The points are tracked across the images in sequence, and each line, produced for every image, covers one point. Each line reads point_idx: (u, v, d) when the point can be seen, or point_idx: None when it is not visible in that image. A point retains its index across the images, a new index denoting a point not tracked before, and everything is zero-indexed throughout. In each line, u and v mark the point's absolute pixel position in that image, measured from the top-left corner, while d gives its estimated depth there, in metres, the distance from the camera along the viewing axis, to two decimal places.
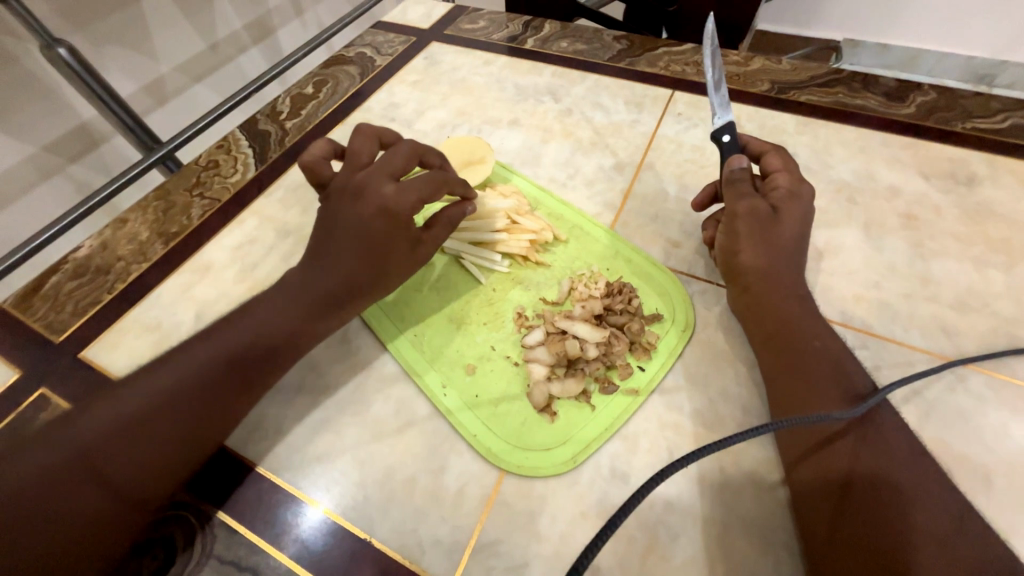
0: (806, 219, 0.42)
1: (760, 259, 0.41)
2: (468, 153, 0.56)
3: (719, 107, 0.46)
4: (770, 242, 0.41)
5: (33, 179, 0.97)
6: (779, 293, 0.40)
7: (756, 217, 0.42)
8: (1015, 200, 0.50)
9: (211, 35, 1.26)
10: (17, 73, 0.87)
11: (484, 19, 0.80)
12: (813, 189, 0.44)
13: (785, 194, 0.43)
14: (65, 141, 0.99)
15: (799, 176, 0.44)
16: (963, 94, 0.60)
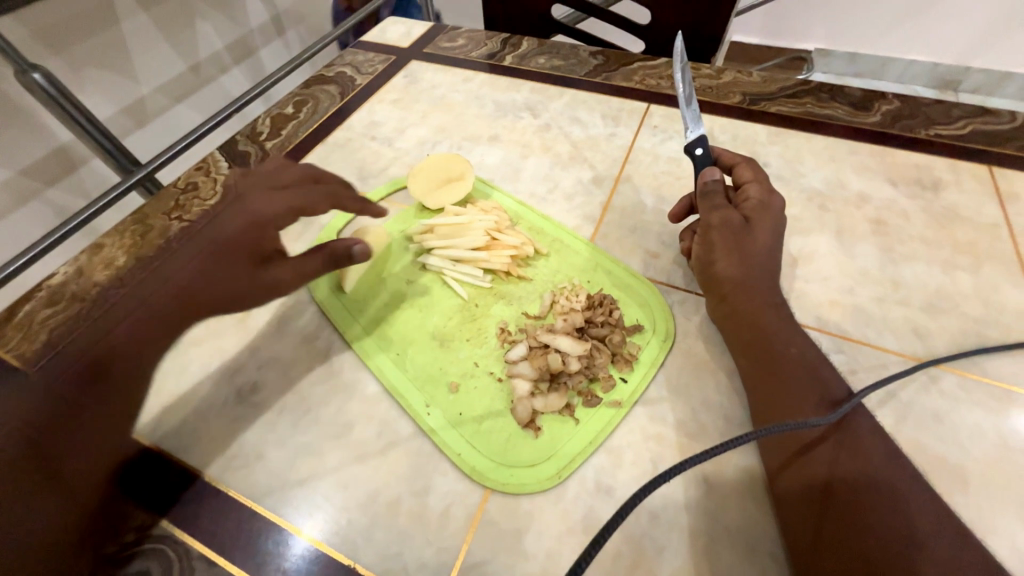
0: (778, 228, 0.44)
1: (734, 268, 0.42)
2: (449, 171, 0.57)
3: (691, 121, 0.48)
4: (743, 252, 0.42)
5: (9, 203, 0.95)
6: (756, 301, 0.41)
7: (728, 227, 0.43)
8: (979, 203, 0.52)
9: (193, 56, 1.26)
10: None
11: (462, 38, 0.81)
12: (783, 199, 0.46)
13: (756, 205, 0.44)
14: (40, 164, 0.98)
15: (770, 187, 0.46)
16: (926, 102, 0.62)
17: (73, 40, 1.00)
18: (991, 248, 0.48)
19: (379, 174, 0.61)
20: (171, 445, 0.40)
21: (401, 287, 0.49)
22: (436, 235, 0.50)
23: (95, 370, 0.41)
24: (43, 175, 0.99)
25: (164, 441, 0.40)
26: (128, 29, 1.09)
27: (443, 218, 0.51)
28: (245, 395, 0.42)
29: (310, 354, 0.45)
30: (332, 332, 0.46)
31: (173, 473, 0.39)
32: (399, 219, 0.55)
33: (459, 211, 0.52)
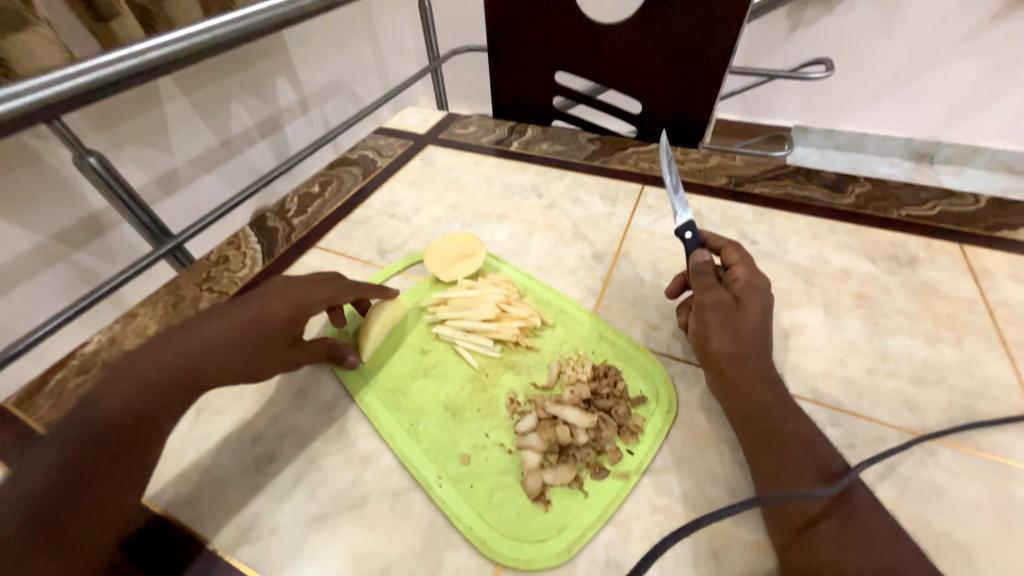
0: (766, 306, 0.47)
1: (730, 345, 0.44)
2: (461, 248, 0.62)
3: (679, 207, 0.54)
4: (737, 329, 0.45)
5: (39, 263, 1.08)
6: (750, 377, 0.43)
7: (721, 306, 0.46)
8: (954, 279, 0.56)
9: (224, 132, 1.45)
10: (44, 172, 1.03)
11: (473, 125, 0.91)
12: (768, 280, 0.49)
13: (745, 286, 0.48)
14: (73, 230, 1.13)
15: (755, 269, 0.50)
16: (895, 186, 0.68)
17: (120, 122, 1.16)
18: (970, 322, 0.51)
19: (397, 248, 0.66)
20: (187, 517, 0.41)
21: (415, 356, 0.52)
22: (450, 307, 0.54)
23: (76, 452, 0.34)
24: (74, 240, 1.13)
25: (179, 512, 0.41)
26: (169, 112, 1.27)
27: (456, 291, 0.56)
28: (261, 465, 0.44)
29: (326, 423, 0.46)
30: (348, 401, 0.48)
31: (181, 539, 0.40)
32: (414, 290, 0.60)
33: (471, 285, 0.57)
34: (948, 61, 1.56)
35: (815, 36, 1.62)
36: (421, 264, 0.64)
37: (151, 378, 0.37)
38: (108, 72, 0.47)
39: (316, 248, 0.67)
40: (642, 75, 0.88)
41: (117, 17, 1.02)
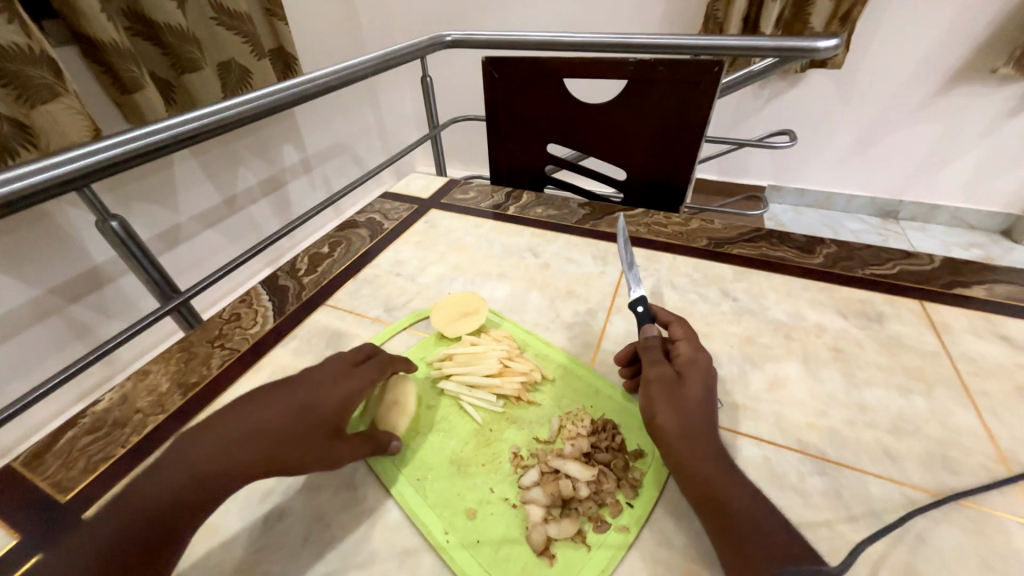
0: (707, 381, 0.48)
1: (676, 420, 0.44)
2: (465, 307, 0.66)
3: (633, 284, 0.61)
4: (683, 403, 0.45)
5: (32, 316, 1.13)
6: (697, 451, 0.42)
7: (665, 381, 0.47)
8: (919, 333, 0.61)
9: (230, 189, 1.53)
10: (50, 229, 1.11)
11: (473, 191, 0.98)
12: (710, 355, 0.51)
13: (689, 359, 0.49)
14: (70, 283, 1.19)
15: (698, 344, 0.52)
16: (859, 247, 0.75)
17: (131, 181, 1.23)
18: (937, 373, 0.55)
19: (403, 306, 0.70)
20: None
21: (422, 412, 0.54)
22: (453, 364, 0.57)
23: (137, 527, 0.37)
24: (70, 293, 1.19)
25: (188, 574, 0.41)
26: (178, 172, 1.35)
27: (460, 348, 0.59)
28: (271, 523, 0.45)
29: (337, 480, 0.48)
30: (358, 458, 0.50)
31: None
32: (416, 348, 0.63)
33: (473, 341, 0.60)
34: (898, 131, 1.74)
35: (777, 110, 1.81)
36: (426, 320, 0.67)
37: (217, 458, 0.40)
38: (147, 141, 0.58)
39: (326, 306, 0.71)
40: (627, 147, 0.98)
41: (141, 88, 1.10)
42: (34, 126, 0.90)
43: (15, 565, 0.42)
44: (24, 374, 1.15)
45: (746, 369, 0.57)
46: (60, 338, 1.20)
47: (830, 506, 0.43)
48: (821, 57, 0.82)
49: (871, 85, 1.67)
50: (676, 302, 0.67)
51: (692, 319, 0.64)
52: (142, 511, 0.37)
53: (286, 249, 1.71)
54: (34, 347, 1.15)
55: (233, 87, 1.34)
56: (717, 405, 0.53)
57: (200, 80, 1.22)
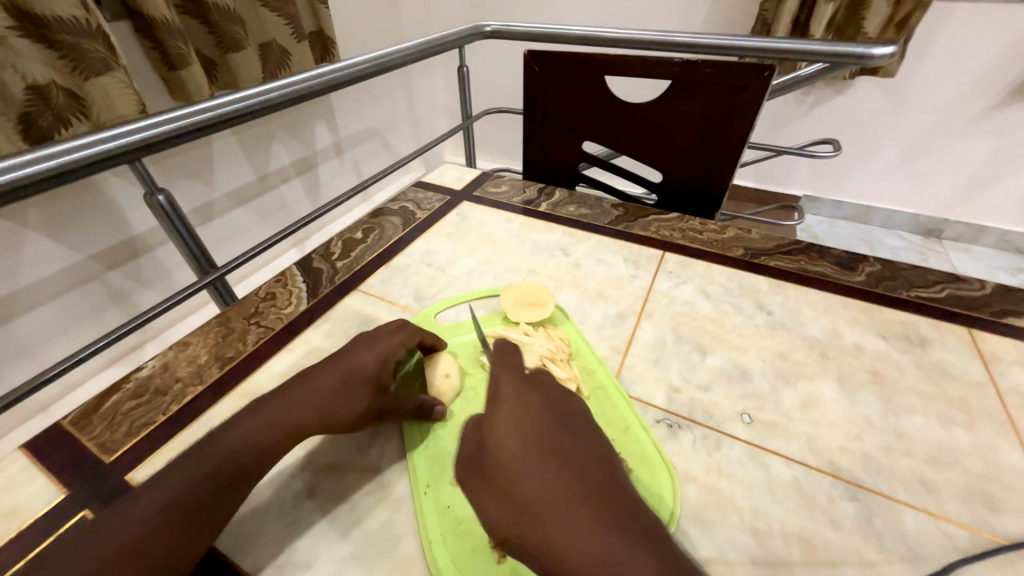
0: (511, 437, 0.43)
1: (523, 453, 0.41)
2: (535, 296, 0.66)
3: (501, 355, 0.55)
4: (530, 434, 0.43)
5: (73, 281, 1.19)
6: (532, 530, 0.37)
7: (510, 412, 0.45)
8: (965, 362, 0.58)
9: (264, 169, 1.57)
10: (96, 196, 1.17)
11: (505, 185, 0.98)
12: (519, 401, 0.46)
13: (531, 388, 0.48)
14: (110, 250, 1.24)
15: (508, 392, 0.47)
16: (904, 267, 0.72)
17: (171, 156, 1.27)
18: (983, 406, 0.53)
19: (433, 296, 0.71)
20: (229, 543, 0.43)
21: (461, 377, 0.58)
22: (502, 346, 0.59)
23: (225, 459, 0.43)
24: (109, 260, 1.25)
25: (233, 529, 0.44)
26: (217, 149, 1.39)
27: (513, 333, 0.61)
28: (300, 499, 0.47)
29: (364, 463, 0.50)
30: (385, 443, 0.51)
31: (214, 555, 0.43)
32: (470, 320, 0.66)
33: (529, 332, 0.61)
34: (947, 147, 1.66)
35: (819, 118, 1.75)
36: (454, 309, 0.68)
37: (285, 406, 0.47)
38: (184, 122, 0.59)
39: (358, 291, 0.72)
40: (663, 149, 0.96)
41: (186, 65, 1.13)
42: (87, 98, 0.94)
43: (67, 518, 0.44)
44: (64, 335, 1.21)
45: (778, 386, 0.55)
46: (98, 302, 1.26)
47: (859, 534, 0.42)
48: (872, 65, 0.78)
49: (923, 96, 1.59)
50: (708, 312, 0.66)
51: (724, 330, 0.63)
52: (224, 451, 0.43)
53: (316, 229, 1.75)
54: (72, 310, 1.21)
55: (272, 68, 1.36)
56: (745, 420, 0.52)
57: (242, 60, 1.25)
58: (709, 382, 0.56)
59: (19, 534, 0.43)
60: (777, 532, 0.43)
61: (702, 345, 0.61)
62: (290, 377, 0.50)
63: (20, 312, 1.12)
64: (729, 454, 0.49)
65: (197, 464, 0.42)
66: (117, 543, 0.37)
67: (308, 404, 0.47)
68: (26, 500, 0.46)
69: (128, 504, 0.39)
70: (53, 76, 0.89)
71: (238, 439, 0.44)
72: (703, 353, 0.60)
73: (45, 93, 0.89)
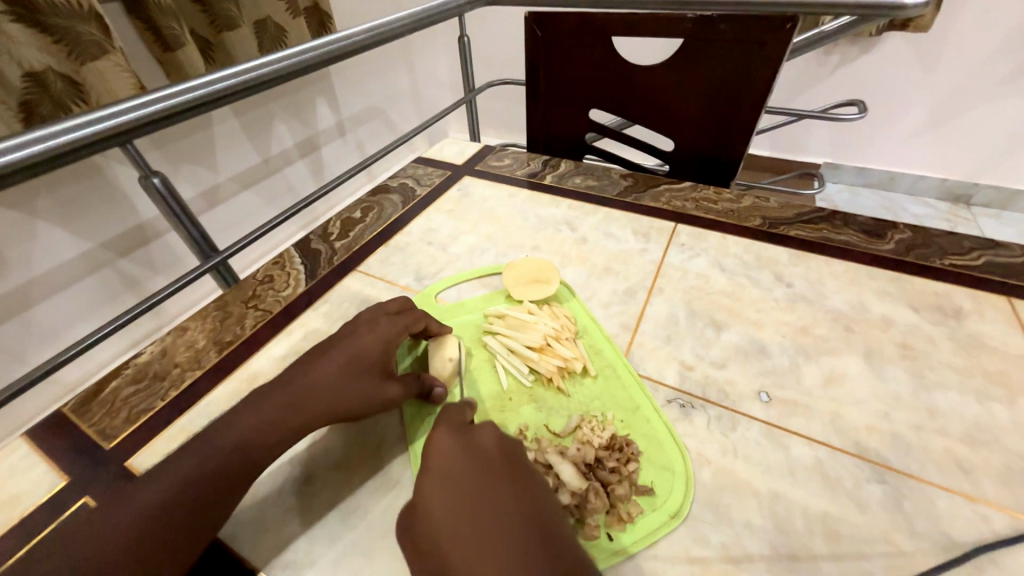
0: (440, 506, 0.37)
1: (450, 520, 0.36)
2: (538, 273, 0.64)
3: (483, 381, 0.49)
4: (456, 477, 0.38)
5: (84, 269, 1.19)
6: None
7: (435, 452, 0.40)
8: (1004, 334, 0.54)
9: (266, 151, 1.54)
10: (100, 182, 1.15)
11: (508, 158, 0.94)
12: (455, 450, 0.40)
13: (462, 436, 0.41)
14: (119, 238, 1.24)
15: (446, 439, 0.41)
16: (937, 233, 0.67)
17: (172, 141, 1.25)
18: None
19: (434, 275, 0.68)
20: (233, 534, 0.43)
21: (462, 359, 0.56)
22: (504, 326, 0.57)
23: (228, 448, 0.42)
24: (119, 248, 1.25)
25: (239, 517, 0.44)
26: (218, 131, 1.36)
27: (515, 311, 0.58)
28: (301, 486, 0.46)
29: (365, 450, 0.48)
30: (388, 429, 0.50)
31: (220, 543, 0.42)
32: (471, 298, 0.64)
33: (533, 310, 0.58)
34: (984, 106, 1.55)
35: (846, 78, 1.64)
36: (455, 288, 0.66)
37: (289, 394, 0.45)
38: (173, 102, 0.55)
39: (357, 272, 0.70)
40: (675, 115, 0.90)
41: (182, 46, 1.09)
42: (85, 83, 0.91)
43: (68, 505, 0.44)
44: (79, 323, 1.23)
45: (799, 362, 0.52)
46: (111, 290, 1.27)
47: (886, 518, 0.40)
48: (905, 16, 0.71)
49: (959, 52, 1.48)
50: (724, 285, 0.62)
51: (741, 304, 0.60)
52: (226, 440, 0.42)
53: (321, 212, 1.73)
54: (87, 298, 1.22)
55: (268, 46, 1.32)
56: (763, 399, 0.49)
57: (237, 39, 1.21)
58: (725, 359, 0.53)
59: (23, 521, 0.43)
60: (797, 516, 0.40)
61: (716, 321, 0.58)
62: (293, 363, 0.49)
63: (37, 301, 1.13)
64: (745, 434, 0.46)
65: (200, 453, 0.41)
66: (124, 530, 0.36)
67: (312, 391, 0.46)
68: (30, 487, 0.46)
69: (132, 491, 0.39)
70: (49, 61, 0.86)
71: (240, 434, 0.42)
72: (718, 329, 0.57)
73: (43, 80, 0.87)
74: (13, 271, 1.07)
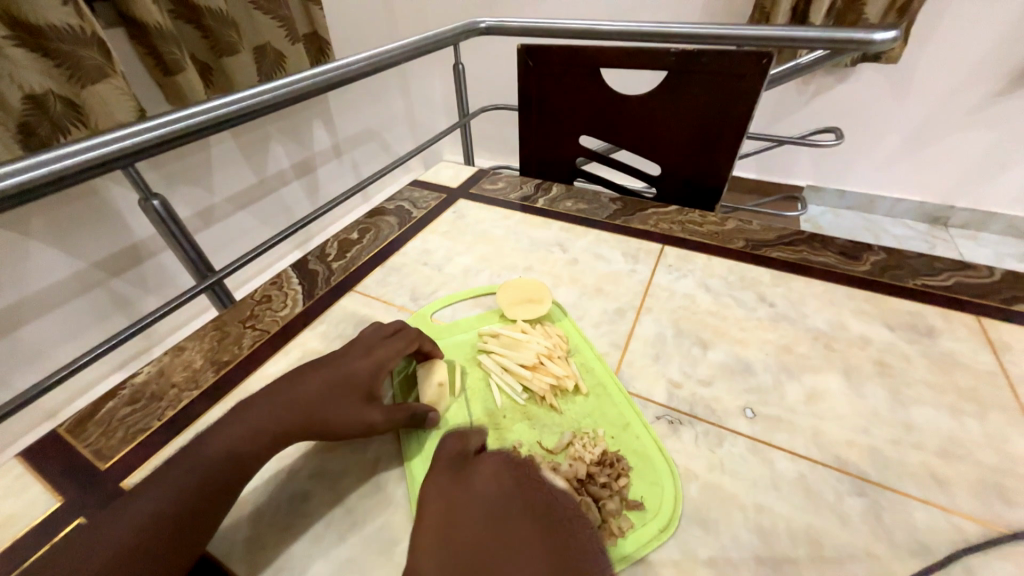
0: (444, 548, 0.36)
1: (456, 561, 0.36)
2: (531, 293, 0.66)
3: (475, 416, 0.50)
4: (455, 554, 0.36)
5: (76, 289, 1.19)
6: None
7: (427, 530, 0.38)
8: (974, 351, 0.57)
9: (262, 171, 1.56)
10: (97, 202, 1.16)
11: (502, 182, 0.97)
12: (453, 488, 0.41)
13: (456, 477, 0.42)
14: (113, 258, 1.24)
15: (444, 479, 0.41)
16: (909, 256, 0.71)
17: (170, 162, 1.27)
18: (993, 396, 0.52)
19: (429, 295, 0.70)
20: (222, 550, 0.43)
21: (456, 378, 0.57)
22: (498, 345, 0.58)
23: (224, 461, 0.43)
24: (112, 267, 1.25)
25: (228, 532, 0.44)
26: (215, 153, 1.39)
27: (509, 330, 0.60)
28: (295, 502, 0.46)
29: (360, 466, 0.49)
30: (381, 445, 0.51)
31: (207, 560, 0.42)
32: (466, 317, 0.66)
33: (526, 329, 0.60)
34: (953, 133, 1.63)
35: (823, 106, 1.72)
36: (450, 308, 0.68)
37: (284, 408, 0.47)
38: (178, 128, 0.58)
39: (354, 292, 0.71)
40: (661, 142, 0.95)
41: (182, 70, 1.12)
42: (85, 106, 0.93)
43: (61, 526, 0.44)
44: (68, 343, 1.21)
45: (782, 379, 0.54)
46: (102, 310, 1.26)
47: (866, 530, 0.41)
48: (876, 50, 0.76)
49: (927, 82, 1.57)
50: (710, 305, 0.65)
51: (726, 323, 0.62)
52: (221, 453, 0.43)
53: (316, 232, 1.75)
54: (77, 317, 1.21)
55: (267, 71, 1.36)
56: (748, 415, 0.51)
57: (236, 64, 1.24)
58: (711, 377, 0.55)
59: (13, 543, 0.43)
60: (783, 529, 0.42)
61: (702, 339, 0.60)
62: (288, 379, 0.50)
63: (27, 320, 1.13)
64: (732, 449, 0.48)
65: (195, 465, 0.42)
66: (116, 542, 0.37)
67: (307, 406, 0.47)
68: (22, 508, 0.46)
69: (126, 503, 0.39)
70: (50, 84, 0.89)
71: (231, 443, 0.44)
72: (704, 347, 0.59)
73: (43, 103, 0.89)
74: (3, 290, 1.07)
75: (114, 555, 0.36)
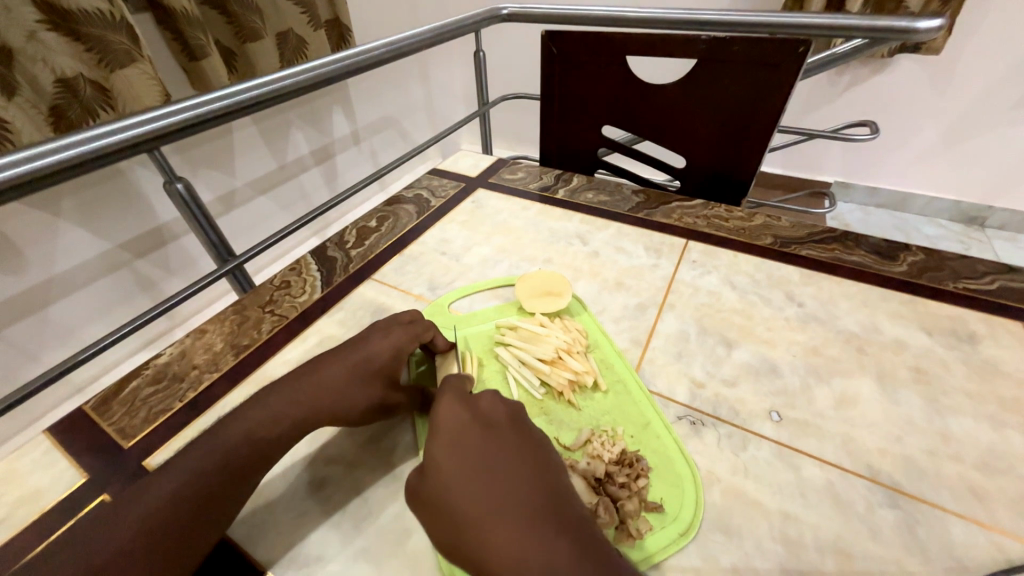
0: (450, 461, 0.39)
1: (458, 475, 0.39)
2: (550, 286, 0.64)
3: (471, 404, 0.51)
4: (458, 466, 0.39)
5: (103, 269, 1.22)
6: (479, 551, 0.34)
7: (443, 445, 0.40)
8: (1019, 360, 0.53)
9: (282, 157, 1.57)
10: (121, 183, 1.18)
11: (521, 171, 0.95)
12: (461, 411, 0.43)
13: (466, 405, 0.43)
14: (139, 240, 1.27)
15: (458, 401, 0.43)
16: (950, 257, 0.67)
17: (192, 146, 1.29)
18: None
19: (447, 285, 0.70)
20: (242, 533, 0.43)
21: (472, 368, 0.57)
22: (516, 337, 0.58)
23: (242, 445, 0.43)
24: (136, 249, 1.27)
25: (249, 513, 0.45)
26: (237, 138, 1.40)
27: (527, 323, 0.59)
28: (312, 490, 0.46)
29: (377, 455, 0.49)
30: (398, 435, 0.51)
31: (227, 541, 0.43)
32: (485, 308, 0.65)
33: (545, 322, 0.59)
34: (998, 130, 1.54)
35: (858, 99, 1.65)
36: (468, 298, 0.67)
37: (303, 394, 0.46)
38: (197, 111, 0.57)
39: (372, 280, 0.71)
40: (688, 134, 0.91)
41: (206, 56, 1.12)
42: (112, 90, 0.94)
43: (86, 502, 0.45)
44: (95, 322, 1.25)
45: (810, 382, 0.52)
46: (127, 290, 1.29)
47: (897, 543, 0.39)
48: (919, 40, 0.71)
49: (973, 74, 1.48)
50: (736, 303, 0.63)
51: (752, 323, 0.60)
52: (239, 436, 0.43)
53: (333, 220, 1.76)
54: (102, 297, 1.25)
55: (289, 57, 1.36)
56: (774, 419, 0.49)
57: (259, 50, 1.24)
58: (735, 377, 0.53)
59: (41, 517, 0.44)
60: (809, 538, 0.40)
61: (727, 339, 0.58)
62: (308, 363, 0.50)
63: (55, 299, 1.16)
64: (756, 453, 0.46)
65: (215, 446, 0.42)
66: (141, 518, 0.37)
67: (325, 392, 0.47)
68: (50, 482, 0.47)
69: (151, 481, 0.40)
70: (79, 68, 0.89)
71: (247, 429, 0.43)
72: (729, 347, 0.57)
73: (73, 85, 0.90)
74: (34, 269, 1.10)
75: (139, 532, 0.37)
